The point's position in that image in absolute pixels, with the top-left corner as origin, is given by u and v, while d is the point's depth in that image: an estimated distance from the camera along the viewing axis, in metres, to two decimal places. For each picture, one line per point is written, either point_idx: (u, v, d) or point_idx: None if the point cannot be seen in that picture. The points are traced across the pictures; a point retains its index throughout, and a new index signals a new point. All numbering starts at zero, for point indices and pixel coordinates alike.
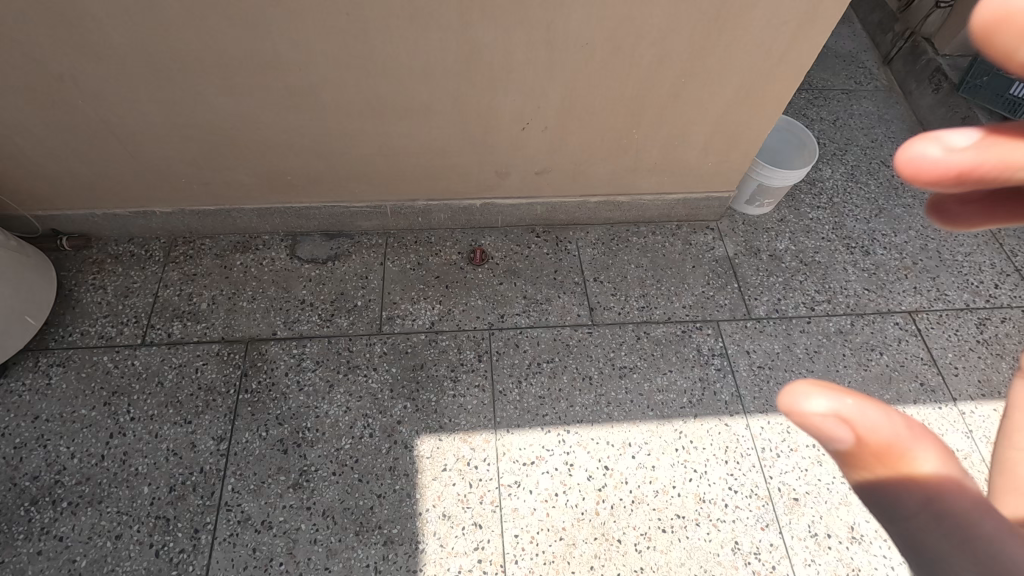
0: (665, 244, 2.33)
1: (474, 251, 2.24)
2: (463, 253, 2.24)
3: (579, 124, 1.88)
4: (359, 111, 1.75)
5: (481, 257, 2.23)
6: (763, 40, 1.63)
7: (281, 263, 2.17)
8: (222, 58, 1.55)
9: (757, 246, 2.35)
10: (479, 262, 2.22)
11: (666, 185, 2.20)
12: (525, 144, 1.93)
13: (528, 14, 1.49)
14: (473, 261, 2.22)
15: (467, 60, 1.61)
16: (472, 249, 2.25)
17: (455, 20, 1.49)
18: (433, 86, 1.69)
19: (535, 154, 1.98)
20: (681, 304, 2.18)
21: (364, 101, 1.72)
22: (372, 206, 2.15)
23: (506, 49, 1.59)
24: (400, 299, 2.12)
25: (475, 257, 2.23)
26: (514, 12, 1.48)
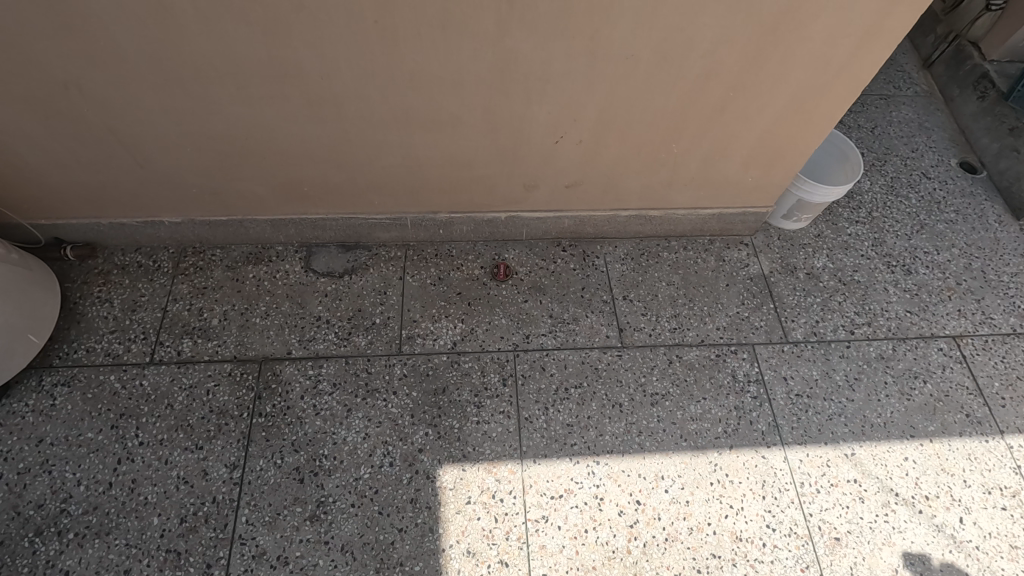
0: (698, 260, 2.22)
1: (498, 266, 2.13)
2: (486, 267, 2.14)
3: (617, 136, 1.75)
4: (383, 122, 1.64)
5: (506, 272, 2.12)
6: (822, 54, 1.50)
7: (295, 277, 2.07)
8: (238, 65, 1.44)
9: (794, 263, 2.24)
10: (503, 277, 2.11)
11: (702, 199, 2.08)
12: (557, 156, 1.82)
13: (570, 22, 1.37)
14: (497, 276, 2.11)
15: (502, 70, 1.49)
16: (496, 263, 2.15)
17: (491, 29, 1.37)
18: (463, 97, 1.57)
19: (568, 167, 1.86)
20: (715, 326, 2.07)
21: (389, 111, 1.60)
22: (392, 217, 2.04)
23: (545, 58, 1.46)
24: (420, 317, 2.02)
25: (499, 272, 2.12)
26: (557, 20, 1.36)
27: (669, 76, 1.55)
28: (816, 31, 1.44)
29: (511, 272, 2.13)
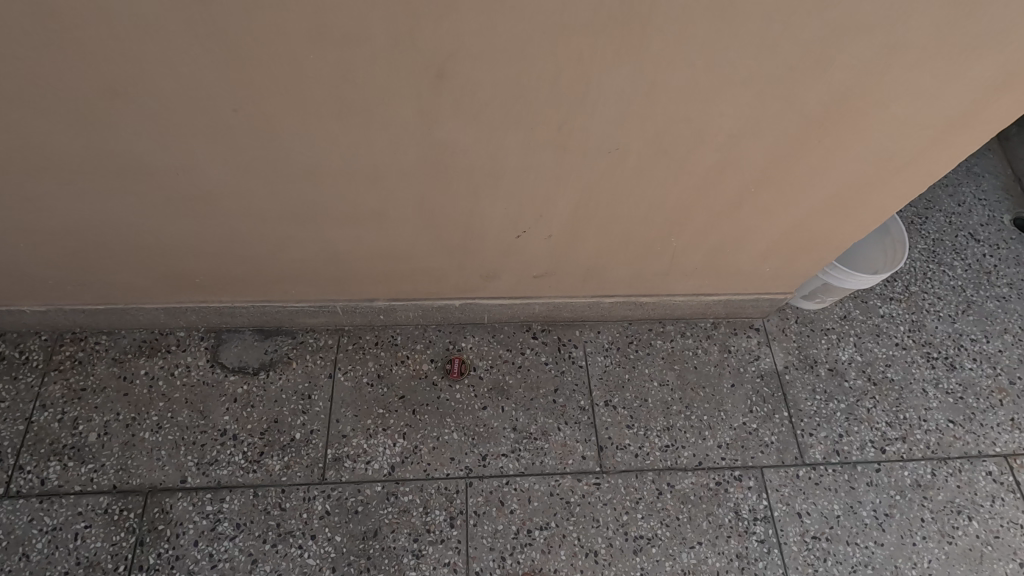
0: (698, 351, 1.82)
1: (452, 360, 1.74)
2: (437, 361, 1.74)
3: (601, 233, 1.32)
4: (283, 220, 1.20)
5: (461, 368, 1.73)
6: (882, 149, 1.07)
7: (198, 375, 1.66)
8: (56, 158, 1.00)
9: (814, 356, 1.84)
10: (457, 374, 1.72)
11: (707, 287, 1.67)
12: (523, 252, 1.39)
13: (528, 109, 0.94)
14: (450, 372, 1.72)
15: (437, 167, 1.06)
16: (450, 355, 1.75)
17: (412, 117, 0.94)
18: (387, 195, 1.13)
19: (537, 261, 1.44)
20: (716, 443, 1.69)
21: (288, 209, 1.17)
22: (318, 305, 1.63)
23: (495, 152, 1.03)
24: (351, 431, 1.62)
25: (453, 367, 1.72)
26: (508, 107, 0.93)
27: (672, 171, 1.12)
28: (874, 123, 1.01)
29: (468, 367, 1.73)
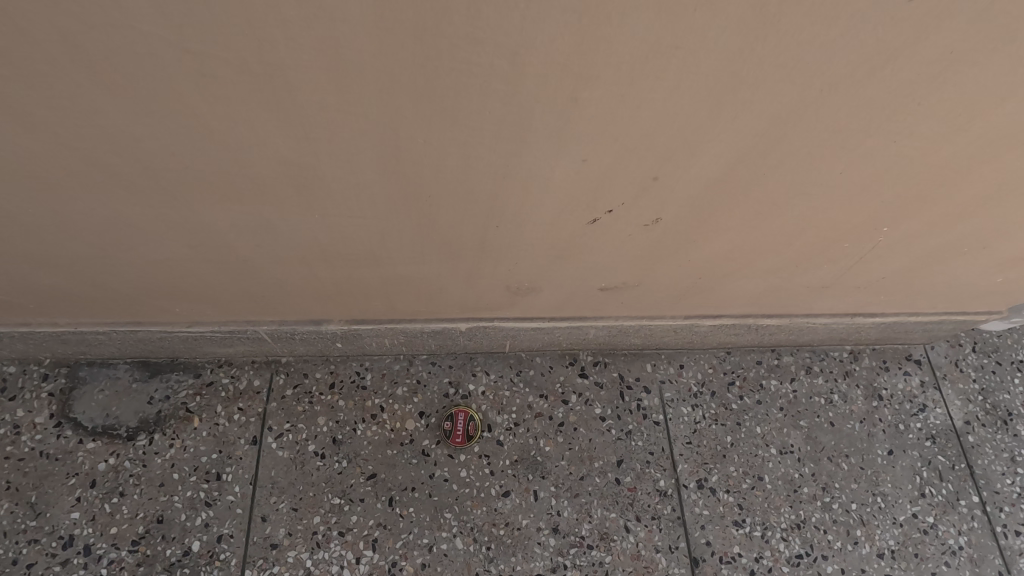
0: (833, 400, 1.18)
1: (454, 419, 1.08)
2: (430, 421, 1.08)
3: (742, 184, 0.72)
4: (128, 136, 0.59)
5: (469, 432, 1.07)
6: None
7: (34, 441, 1.00)
8: None
9: (1008, 406, 1.20)
10: (463, 444, 1.07)
11: (870, 301, 1.03)
12: (594, 223, 0.77)
13: None
14: (452, 443, 1.06)
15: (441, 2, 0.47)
16: (450, 410, 1.09)
17: None
18: (337, 72, 0.53)
19: (613, 250, 0.81)
20: (874, 551, 1.05)
21: (129, 105, 0.56)
22: (234, 325, 0.98)
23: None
24: (284, 538, 0.97)
25: (456, 433, 1.07)
26: None
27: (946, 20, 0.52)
28: None
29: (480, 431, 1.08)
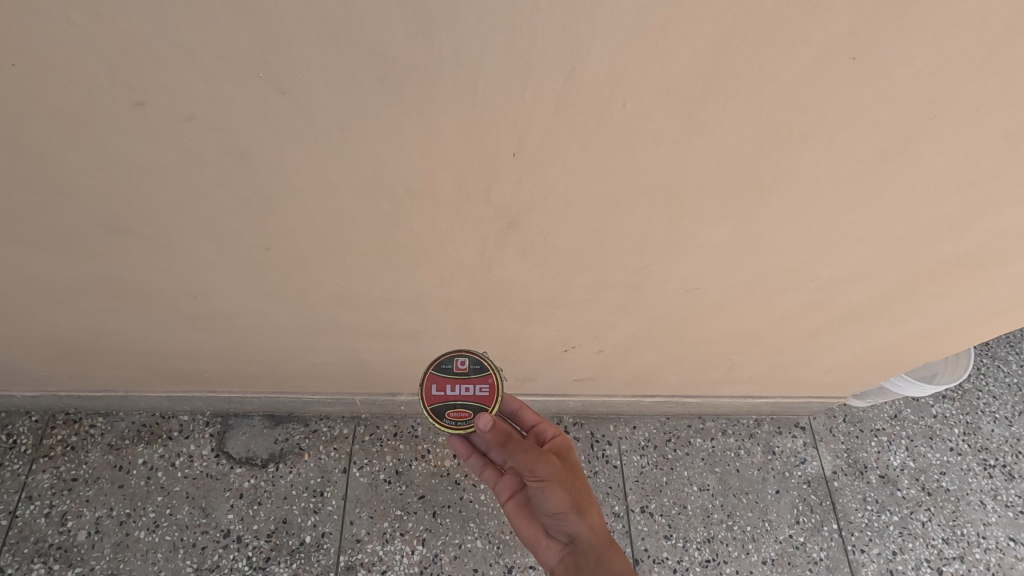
0: (740, 453, 1.69)
1: (474, 386, 0.86)
2: (451, 352, 0.88)
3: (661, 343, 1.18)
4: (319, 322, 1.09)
5: (445, 408, 0.84)
6: (998, 294, 0.93)
7: (202, 466, 1.53)
8: (50, 283, 0.85)
9: (864, 460, 1.72)
10: (426, 401, 0.85)
11: (758, 393, 1.54)
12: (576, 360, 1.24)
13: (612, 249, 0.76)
14: (430, 381, 0.86)
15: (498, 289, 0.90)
16: (487, 375, 0.87)
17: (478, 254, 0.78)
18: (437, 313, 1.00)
19: (585, 368, 1.31)
20: (759, 558, 1.55)
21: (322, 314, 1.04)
22: (337, 396, 1.50)
23: (570, 269, 0.82)
24: (366, 535, 1.49)
25: (445, 388, 0.86)
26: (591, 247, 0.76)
27: (766, 300, 0.94)
28: (972, 283, 0.88)
29: (447, 424, 0.84)
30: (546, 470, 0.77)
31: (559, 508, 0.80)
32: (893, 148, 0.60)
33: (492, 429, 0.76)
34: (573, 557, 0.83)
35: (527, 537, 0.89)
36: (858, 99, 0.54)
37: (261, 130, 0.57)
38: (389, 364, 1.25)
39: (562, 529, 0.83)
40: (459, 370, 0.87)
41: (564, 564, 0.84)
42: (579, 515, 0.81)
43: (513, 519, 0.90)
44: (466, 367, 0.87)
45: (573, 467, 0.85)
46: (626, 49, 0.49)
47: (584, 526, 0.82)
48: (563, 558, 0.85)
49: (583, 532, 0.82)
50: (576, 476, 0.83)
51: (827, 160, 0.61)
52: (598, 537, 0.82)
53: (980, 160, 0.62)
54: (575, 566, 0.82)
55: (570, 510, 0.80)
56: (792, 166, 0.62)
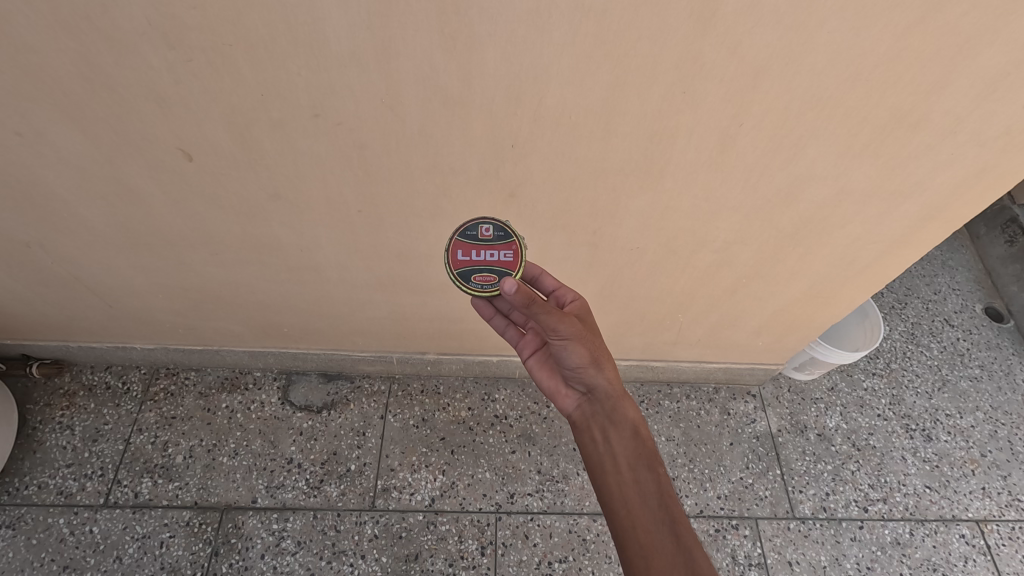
0: (700, 413, 2.06)
1: (498, 250, 1.09)
2: (476, 221, 1.10)
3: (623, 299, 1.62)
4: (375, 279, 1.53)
5: (471, 270, 1.08)
6: (847, 254, 1.34)
7: (270, 410, 1.93)
8: (211, 238, 1.30)
9: (805, 422, 2.06)
10: (455, 264, 1.09)
11: (709, 354, 1.95)
12: None
13: (574, 213, 1.20)
14: (457, 247, 1.10)
15: None
16: (508, 242, 1.10)
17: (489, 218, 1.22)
18: None
19: None
20: (715, 494, 1.88)
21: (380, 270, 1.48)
22: (379, 353, 1.92)
23: (549, 228, 1.25)
24: (398, 465, 1.85)
25: (471, 253, 1.09)
26: (560, 210, 1.19)
27: (685, 259, 1.38)
28: (824, 243, 1.31)
29: (472, 284, 1.08)
30: (568, 329, 1.04)
31: (580, 360, 1.09)
32: (736, 150, 1.04)
33: (516, 291, 0.95)
34: (588, 399, 1.15)
35: (552, 388, 1.21)
36: (706, 122, 0.98)
37: (375, 135, 1.01)
38: (422, 317, 1.68)
39: (583, 380, 1.12)
40: (486, 237, 1.09)
41: (581, 407, 1.16)
42: (596, 368, 1.09)
43: (539, 373, 1.23)
44: (490, 234, 1.10)
45: (591, 328, 1.12)
46: (575, 94, 0.93)
47: (601, 378, 1.10)
48: (581, 402, 1.16)
49: (600, 383, 1.11)
50: (594, 336, 1.10)
51: (699, 156, 1.05)
52: (611, 387, 1.11)
53: (790, 158, 1.06)
54: (590, 407, 1.14)
55: (588, 363, 1.09)
56: (677, 151, 1.04)
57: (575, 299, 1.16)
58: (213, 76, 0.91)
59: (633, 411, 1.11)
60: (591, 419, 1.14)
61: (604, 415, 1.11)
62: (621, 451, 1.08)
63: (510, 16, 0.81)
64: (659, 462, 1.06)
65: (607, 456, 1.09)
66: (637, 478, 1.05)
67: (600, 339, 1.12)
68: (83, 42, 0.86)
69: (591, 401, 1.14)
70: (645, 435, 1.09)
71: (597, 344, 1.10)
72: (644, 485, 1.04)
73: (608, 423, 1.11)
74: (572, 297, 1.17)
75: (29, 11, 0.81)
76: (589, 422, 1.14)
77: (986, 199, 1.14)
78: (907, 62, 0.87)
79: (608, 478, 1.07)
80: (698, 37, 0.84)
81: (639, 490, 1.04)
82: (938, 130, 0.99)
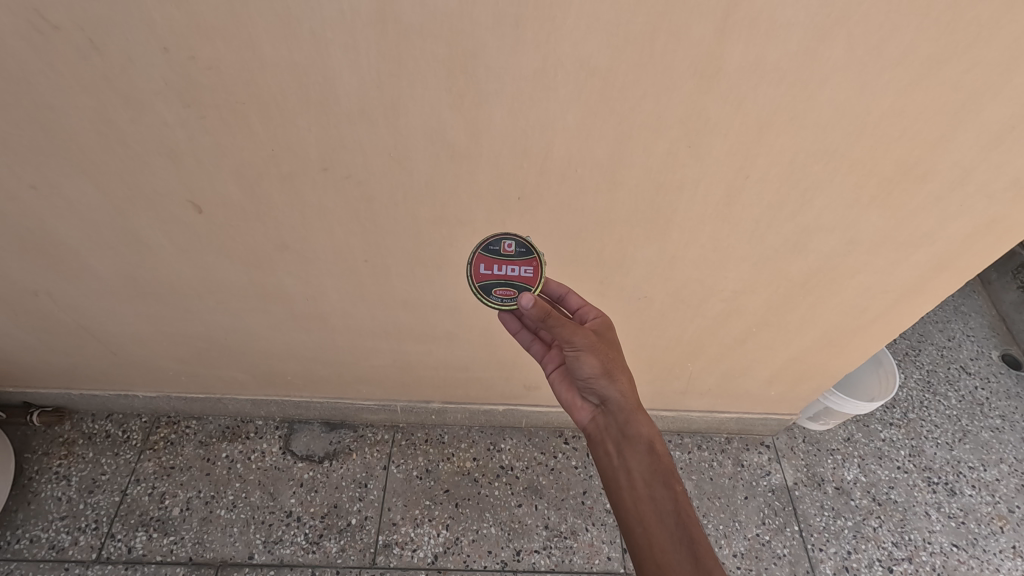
0: (713, 464, 2.00)
1: (519, 266, 1.06)
2: (498, 236, 1.07)
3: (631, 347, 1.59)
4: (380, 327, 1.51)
5: (492, 285, 1.05)
6: (859, 303, 1.32)
7: (271, 460, 1.89)
8: (217, 286, 1.30)
9: (821, 474, 1.99)
10: (476, 278, 1.05)
11: (720, 403, 1.90)
12: None
13: (581, 262, 1.20)
14: (480, 261, 1.06)
15: None
16: (529, 258, 1.06)
17: None
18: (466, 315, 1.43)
19: None
20: (731, 552, 1.79)
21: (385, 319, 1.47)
22: (382, 402, 1.89)
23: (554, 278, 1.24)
24: (401, 519, 1.78)
25: (493, 267, 1.06)
26: (566, 260, 1.19)
27: (694, 308, 1.36)
28: (835, 293, 1.29)
29: (494, 299, 1.05)
30: (582, 341, 1.02)
31: (592, 371, 1.04)
32: (742, 203, 1.04)
33: (533, 306, 0.97)
34: (602, 411, 1.11)
35: (565, 399, 1.17)
36: (710, 175, 0.99)
37: (382, 189, 1.02)
38: (426, 366, 1.66)
39: (595, 392, 1.08)
40: (507, 251, 1.06)
41: (595, 419, 1.11)
42: (609, 380, 1.05)
43: (556, 384, 1.18)
44: (511, 249, 1.06)
45: (607, 340, 1.08)
46: (580, 148, 0.94)
47: (614, 390, 1.05)
48: (595, 415, 1.12)
49: (612, 395, 1.06)
50: (609, 347, 1.07)
51: (705, 208, 1.05)
52: (625, 400, 1.06)
53: (798, 210, 1.06)
54: (604, 420, 1.10)
55: (601, 374, 1.04)
56: (683, 201, 1.04)
57: (596, 313, 1.13)
58: (225, 131, 0.93)
59: (648, 427, 1.06)
60: (604, 432, 1.09)
61: (618, 428, 1.07)
62: (636, 467, 1.03)
63: (517, 75, 0.83)
64: (676, 479, 1.02)
65: (622, 471, 1.04)
66: (653, 496, 1.01)
67: (619, 350, 1.08)
68: (101, 101, 0.88)
69: (605, 413, 1.10)
70: (661, 451, 1.04)
71: (614, 356, 1.07)
72: (660, 502, 1.01)
73: (622, 438, 1.06)
74: (594, 311, 1.14)
75: (50, 70, 0.84)
76: (602, 435, 1.09)
77: (998, 250, 1.13)
78: (910, 118, 0.88)
79: (623, 494, 1.04)
80: (702, 94, 0.85)
81: (655, 507, 1.00)
82: (945, 183, 0.99)
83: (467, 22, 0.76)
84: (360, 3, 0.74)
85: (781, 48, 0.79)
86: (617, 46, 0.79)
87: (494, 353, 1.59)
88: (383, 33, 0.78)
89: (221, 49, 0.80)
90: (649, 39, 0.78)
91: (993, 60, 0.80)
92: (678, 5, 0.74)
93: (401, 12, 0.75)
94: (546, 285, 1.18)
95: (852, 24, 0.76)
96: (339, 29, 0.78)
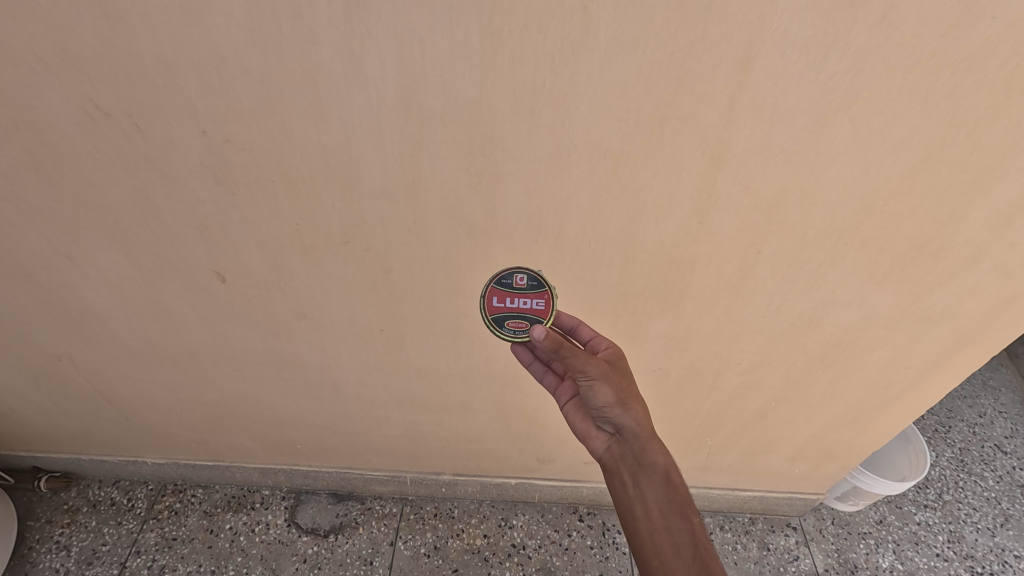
0: (737, 547, 1.89)
1: (531, 299, 1.02)
2: (512, 269, 1.03)
3: None
4: None
5: (505, 317, 1.02)
6: (882, 379, 1.29)
7: (275, 533, 1.83)
8: (234, 353, 1.32)
9: (855, 561, 1.86)
10: (489, 310, 1.02)
11: (742, 481, 1.83)
12: None
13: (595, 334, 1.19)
14: (492, 293, 1.03)
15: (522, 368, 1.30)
16: (540, 291, 1.03)
17: None
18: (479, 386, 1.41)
19: None
20: None
21: None
22: (392, 472, 1.84)
23: None
24: None
25: (505, 299, 1.03)
26: None
27: (711, 381, 1.34)
28: (855, 368, 1.26)
29: (506, 331, 1.02)
30: (595, 370, 0.98)
31: (606, 401, 1.00)
32: (756, 277, 1.05)
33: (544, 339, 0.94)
34: (617, 439, 1.05)
35: (580, 429, 1.11)
36: (722, 251, 1.00)
37: (400, 261, 1.05)
38: (437, 436, 1.63)
39: (610, 421, 1.03)
40: (518, 284, 1.02)
41: (611, 448, 1.06)
42: (623, 409, 1.01)
43: (569, 415, 1.12)
44: (523, 282, 1.02)
45: (621, 369, 1.04)
46: (594, 223, 0.96)
47: (629, 418, 1.01)
48: (611, 444, 1.06)
49: (627, 423, 1.01)
50: (622, 377, 1.03)
51: (721, 282, 1.06)
52: (640, 428, 1.02)
53: (811, 285, 1.06)
54: (619, 449, 1.04)
55: (615, 404, 1.00)
56: (696, 274, 1.05)
57: (605, 341, 1.08)
58: (253, 207, 0.97)
59: (663, 456, 1.00)
60: (620, 462, 1.03)
61: (633, 457, 1.01)
62: (652, 497, 0.98)
63: (533, 156, 0.87)
64: (693, 510, 0.97)
65: (638, 502, 0.99)
66: (670, 527, 0.96)
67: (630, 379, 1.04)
68: (140, 179, 0.94)
69: (621, 442, 1.04)
70: (677, 481, 0.99)
71: (626, 386, 1.02)
72: (677, 534, 0.96)
73: (638, 467, 1.00)
74: (605, 339, 1.09)
75: (97, 151, 0.90)
76: (617, 464, 1.03)
77: (1020, 326, 1.11)
78: (919, 197, 0.90)
79: (639, 525, 0.98)
80: (712, 174, 0.88)
81: (672, 539, 0.95)
82: (960, 259, 0.99)
83: (486, 109, 0.81)
84: (387, 93, 0.80)
85: (786, 132, 0.82)
86: (628, 131, 0.83)
87: (507, 427, 1.56)
88: (407, 120, 0.83)
89: (255, 132, 0.86)
90: (658, 124, 0.82)
91: (996, 144, 0.82)
92: (685, 94, 0.78)
93: (425, 100, 0.80)
94: (557, 317, 1.11)
95: (853, 111, 0.80)
96: (366, 116, 0.83)
